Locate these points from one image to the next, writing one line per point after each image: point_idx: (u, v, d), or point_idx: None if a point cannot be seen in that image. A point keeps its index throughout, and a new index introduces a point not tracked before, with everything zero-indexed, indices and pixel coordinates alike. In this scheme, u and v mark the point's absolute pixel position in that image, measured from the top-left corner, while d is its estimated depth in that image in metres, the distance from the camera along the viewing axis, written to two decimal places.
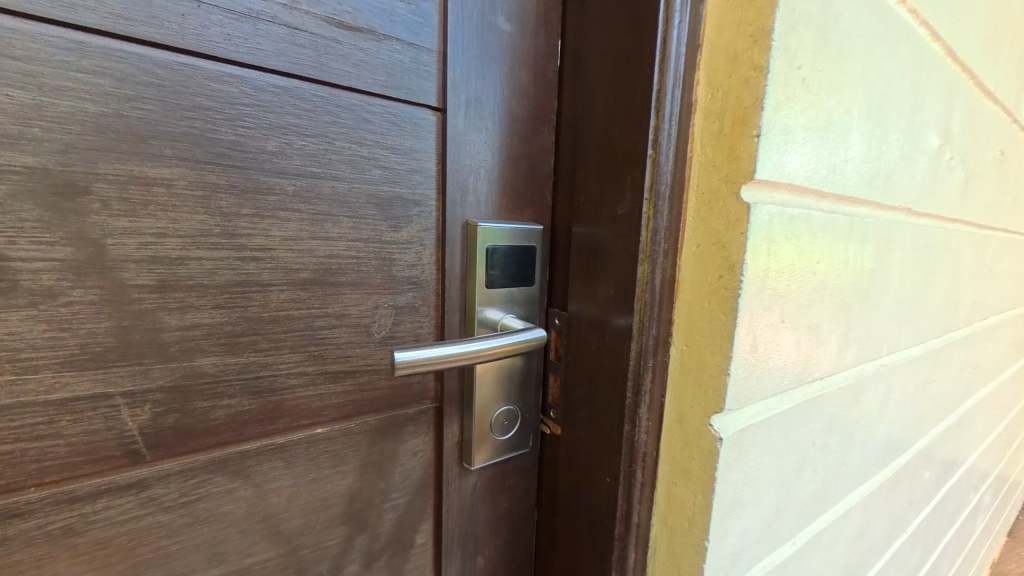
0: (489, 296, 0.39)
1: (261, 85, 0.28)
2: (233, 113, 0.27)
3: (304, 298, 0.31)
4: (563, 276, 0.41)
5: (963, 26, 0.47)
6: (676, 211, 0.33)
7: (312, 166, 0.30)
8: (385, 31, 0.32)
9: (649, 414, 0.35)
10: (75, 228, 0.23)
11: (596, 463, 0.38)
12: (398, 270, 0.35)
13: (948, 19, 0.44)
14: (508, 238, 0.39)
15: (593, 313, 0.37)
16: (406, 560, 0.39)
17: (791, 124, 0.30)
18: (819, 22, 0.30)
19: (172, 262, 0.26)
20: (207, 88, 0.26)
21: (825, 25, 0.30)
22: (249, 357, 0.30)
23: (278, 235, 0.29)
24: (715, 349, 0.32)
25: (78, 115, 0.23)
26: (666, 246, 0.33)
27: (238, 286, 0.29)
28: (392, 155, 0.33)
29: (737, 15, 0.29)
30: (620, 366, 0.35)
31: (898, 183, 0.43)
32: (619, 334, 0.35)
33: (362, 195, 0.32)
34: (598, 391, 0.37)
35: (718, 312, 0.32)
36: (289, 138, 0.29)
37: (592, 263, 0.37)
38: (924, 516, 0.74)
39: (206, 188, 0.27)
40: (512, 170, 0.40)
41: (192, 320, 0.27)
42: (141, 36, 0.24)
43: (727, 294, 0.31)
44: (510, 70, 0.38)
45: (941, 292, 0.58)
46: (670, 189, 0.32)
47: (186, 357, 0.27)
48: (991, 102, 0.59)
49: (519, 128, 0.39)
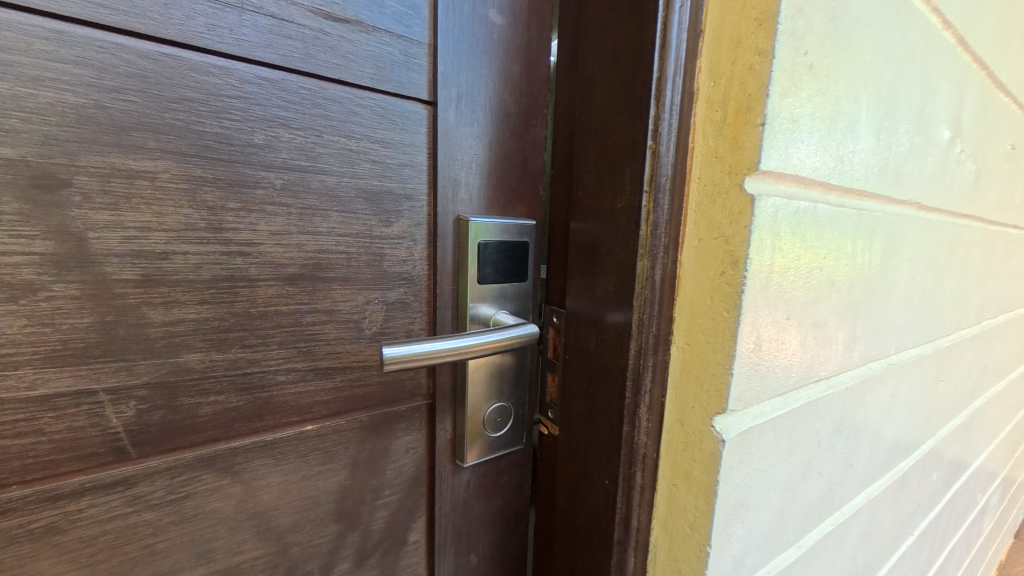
0: (481, 292, 0.39)
1: (247, 77, 0.27)
2: (219, 105, 0.27)
3: (293, 294, 0.31)
4: (561, 272, 0.40)
5: (975, 15, 0.46)
6: (677, 204, 0.32)
7: (300, 159, 0.30)
8: (375, 23, 0.31)
9: (649, 414, 0.34)
10: (56, 221, 0.23)
11: (594, 464, 0.37)
12: (389, 265, 0.34)
13: (959, 7, 0.42)
14: (500, 233, 0.39)
15: (591, 309, 0.36)
16: (399, 558, 0.39)
17: (797, 113, 0.29)
18: (826, 6, 0.29)
19: (156, 257, 0.26)
20: (191, 79, 0.26)
21: (833, 8, 0.29)
22: (237, 353, 0.29)
23: (265, 229, 0.29)
24: (715, 347, 0.31)
25: (58, 107, 0.23)
26: (666, 241, 0.33)
27: (225, 281, 0.28)
28: (382, 148, 0.33)
29: (740, 1, 0.28)
30: (620, 363, 0.34)
31: (907, 177, 0.42)
32: (617, 329, 0.34)
33: (351, 189, 0.32)
34: (598, 389, 0.36)
35: (721, 309, 0.31)
36: (276, 131, 0.29)
37: (590, 258, 0.36)
38: (931, 518, 0.72)
39: (191, 181, 0.26)
40: (507, 164, 0.39)
41: (177, 316, 0.27)
42: (121, 26, 0.24)
43: (729, 290, 0.30)
44: (503, 62, 0.37)
45: (950, 289, 0.56)
46: (671, 182, 0.31)
47: (172, 352, 0.27)
48: (1005, 93, 0.57)
49: (512, 121, 0.39)
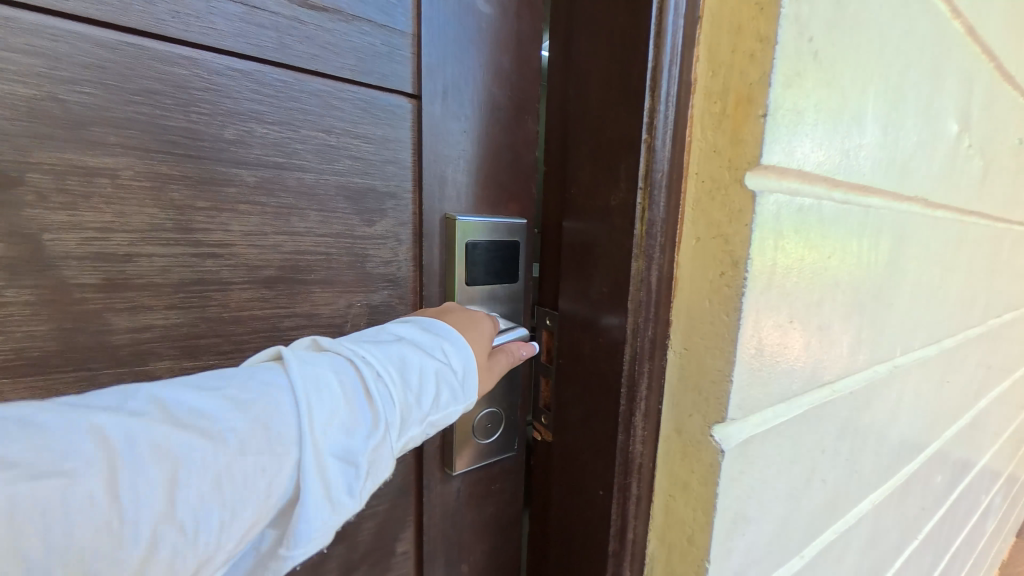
0: (470, 294, 0.37)
1: (217, 68, 0.26)
2: (186, 98, 0.25)
3: (270, 297, 0.29)
4: (554, 271, 0.39)
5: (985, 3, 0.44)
6: (674, 200, 0.30)
7: (276, 156, 0.28)
8: (354, 12, 0.30)
9: (643, 421, 0.33)
10: (8, 222, 0.22)
11: (589, 475, 0.35)
12: (372, 266, 0.33)
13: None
14: (490, 232, 0.37)
15: (584, 311, 0.35)
16: (387, 569, 0.38)
17: (802, 104, 0.27)
18: None
19: (119, 259, 0.24)
20: (155, 70, 0.24)
21: None
22: (209, 360, 0.28)
23: (238, 229, 0.28)
24: (717, 354, 0.30)
25: (7, 99, 0.21)
26: (662, 241, 0.31)
27: (195, 284, 0.27)
28: (363, 144, 0.31)
29: None
30: (614, 369, 0.32)
31: (914, 172, 0.40)
32: (613, 331, 0.33)
33: (331, 187, 0.30)
34: (592, 394, 0.35)
35: (721, 312, 0.29)
36: (249, 126, 0.27)
37: (583, 258, 0.35)
38: (936, 521, 0.71)
39: (157, 179, 0.25)
40: (496, 161, 0.37)
41: (143, 322, 0.26)
42: (76, 12, 0.22)
43: (729, 292, 0.28)
44: (491, 54, 0.36)
45: (957, 288, 0.54)
46: (667, 177, 0.30)
47: (139, 361, 0.26)
48: (1013, 85, 0.55)
49: (501, 116, 0.37)
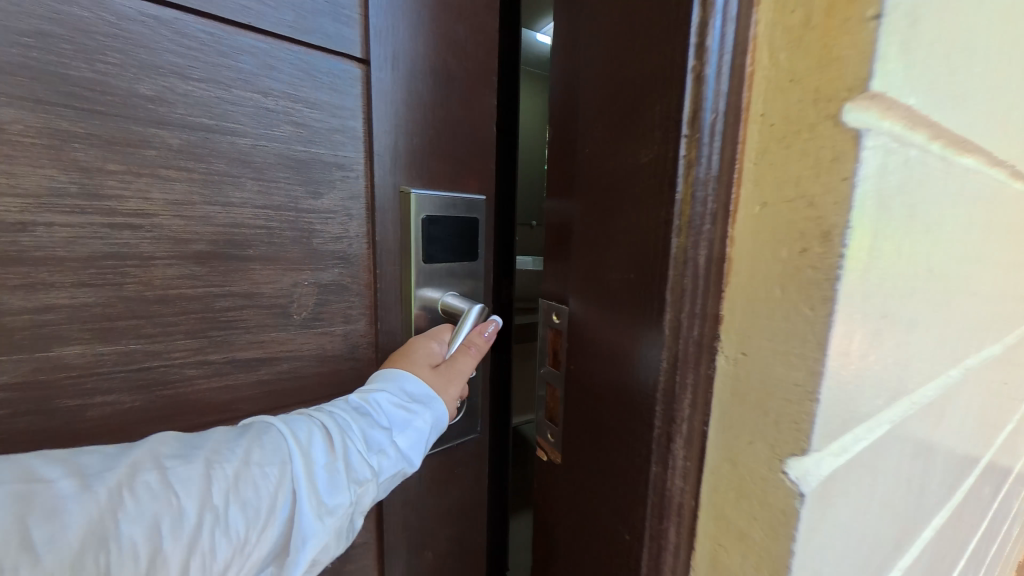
0: (427, 273, 0.36)
1: (127, 12, 0.23)
2: (89, 44, 0.22)
3: (201, 275, 0.26)
4: (557, 251, 0.29)
5: None
6: (731, 138, 0.20)
7: (203, 116, 0.25)
8: None
9: (686, 446, 0.23)
10: None
11: (597, 540, 0.27)
12: (320, 242, 0.31)
13: None
14: (446, 209, 0.36)
15: (594, 315, 0.26)
16: (346, 562, 0.36)
17: None
18: None
19: (10, 228, 0.21)
20: (48, 9, 0.21)
21: None
22: (130, 344, 0.25)
23: (160, 197, 0.25)
24: (820, 366, 0.19)
25: None
26: (720, 197, 0.21)
27: (110, 259, 0.24)
28: (305, 109, 0.29)
29: None
30: (630, 369, 0.25)
31: None
32: (641, 331, 0.23)
33: (270, 154, 0.28)
34: (600, 396, 0.27)
35: (803, 322, 0.19)
36: (170, 81, 0.24)
37: (594, 241, 0.26)
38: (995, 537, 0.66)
39: (55, 136, 0.22)
40: (452, 135, 0.36)
41: (45, 301, 0.22)
42: None
43: (814, 278, 0.18)
44: (445, 21, 0.34)
45: None
46: (717, 115, 0.20)
47: (42, 346, 0.23)
48: None
49: (456, 87, 0.36)
